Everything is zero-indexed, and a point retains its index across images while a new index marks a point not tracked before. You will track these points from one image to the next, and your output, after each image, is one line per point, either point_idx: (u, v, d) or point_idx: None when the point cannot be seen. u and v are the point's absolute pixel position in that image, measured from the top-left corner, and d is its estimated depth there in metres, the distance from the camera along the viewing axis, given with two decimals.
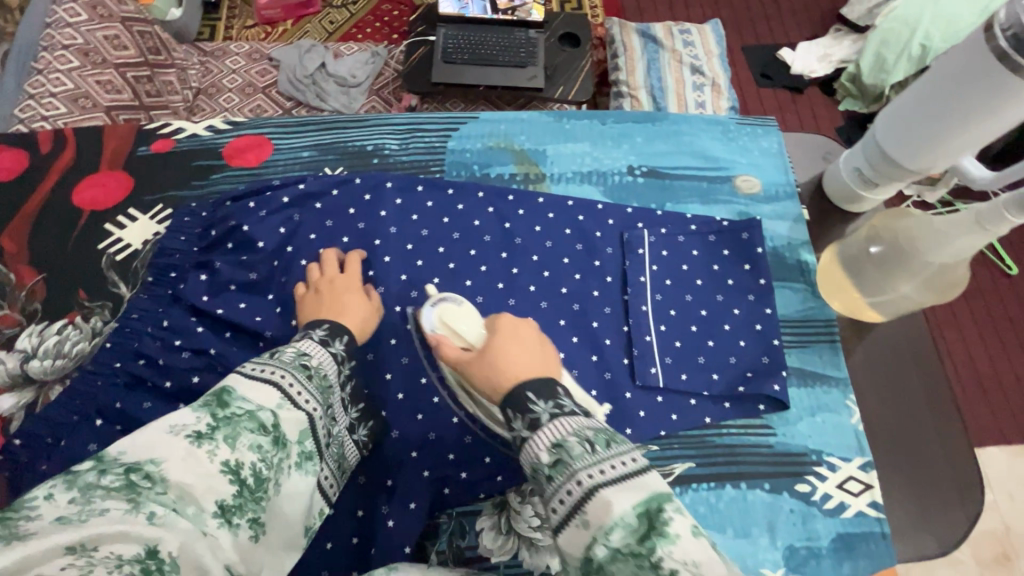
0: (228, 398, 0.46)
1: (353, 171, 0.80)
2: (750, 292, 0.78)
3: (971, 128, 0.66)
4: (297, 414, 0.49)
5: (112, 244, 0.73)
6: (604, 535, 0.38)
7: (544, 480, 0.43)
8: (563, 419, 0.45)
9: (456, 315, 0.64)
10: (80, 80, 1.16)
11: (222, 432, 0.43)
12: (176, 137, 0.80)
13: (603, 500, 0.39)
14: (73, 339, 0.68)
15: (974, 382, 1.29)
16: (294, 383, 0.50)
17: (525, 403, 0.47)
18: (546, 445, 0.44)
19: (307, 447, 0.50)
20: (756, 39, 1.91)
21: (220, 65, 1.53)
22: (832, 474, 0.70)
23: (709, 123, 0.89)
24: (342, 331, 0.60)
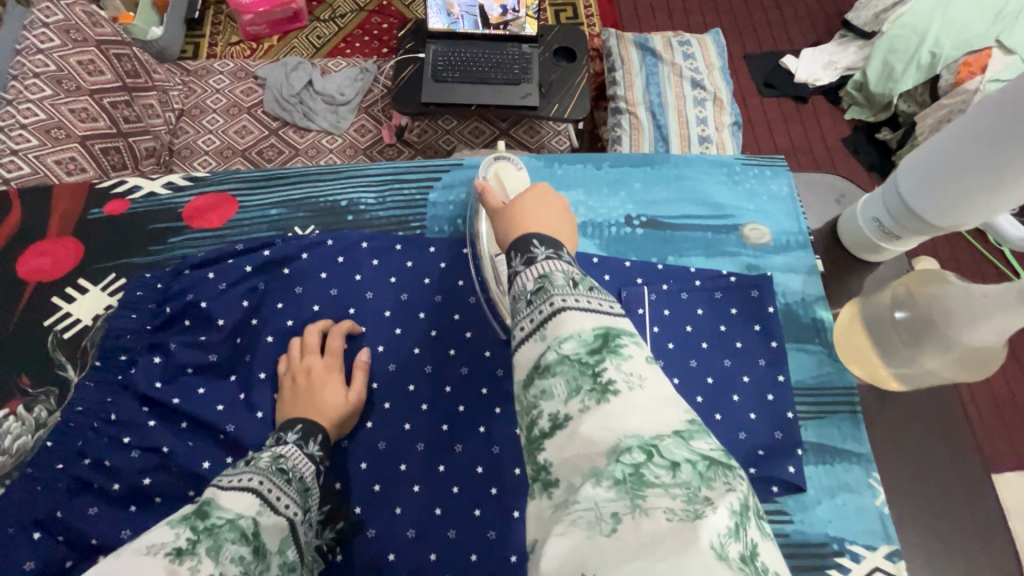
0: (207, 510, 0.42)
1: (324, 230, 0.73)
2: (761, 357, 0.71)
3: (1008, 186, 0.59)
4: (280, 520, 0.46)
5: (59, 320, 0.67)
6: (558, 344, 0.38)
7: (521, 305, 0.42)
8: (558, 261, 0.44)
9: (509, 176, 0.71)
10: (52, 109, 1.05)
11: (204, 544, 0.39)
12: (132, 197, 0.73)
13: (563, 317, 0.39)
14: (13, 433, 0.61)
15: (988, 404, 1.21)
16: (273, 487, 0.48)
17: (527, 247, 0.46)
18: (533, 277, 0.43)
19: (287, 556, 0.46)
20: (759, 46, 1.83)
21: (204, 85, 1.48)
22: (855, 565, 0.63)
23: (713, 166, 0.82)
24: (316, 430, 0.57)
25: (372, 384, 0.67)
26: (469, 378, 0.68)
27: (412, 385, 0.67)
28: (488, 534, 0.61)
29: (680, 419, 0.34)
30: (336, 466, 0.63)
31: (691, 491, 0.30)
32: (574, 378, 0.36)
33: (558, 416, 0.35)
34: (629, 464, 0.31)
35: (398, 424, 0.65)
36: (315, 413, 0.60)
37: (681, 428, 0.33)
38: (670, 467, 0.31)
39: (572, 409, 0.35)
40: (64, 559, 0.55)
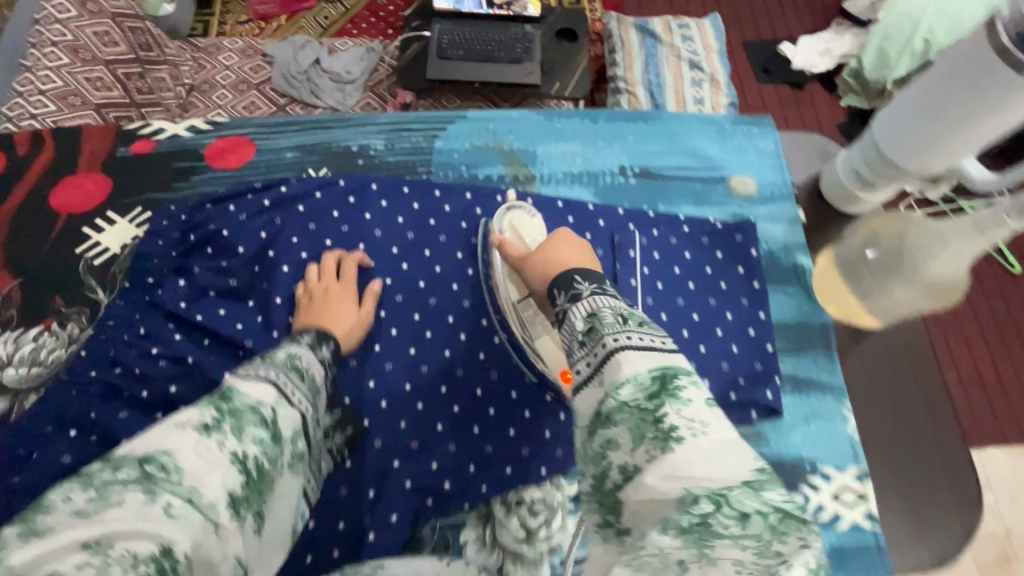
0: (229, 395, 0.44)
1: (336, 173, 0.78)
2: (745, 296, 0.76)
3: (973, 125, 0.64)
4: (295, 413, 0.47)
5: (90, 248, 0.72)
6: (615, 389, 0.40)
7: (576, 346, 0.45)
8: (602, 297, 0.48)
9: (524, 225, 0.72)
10: (70, 77, 1.14)
11: (228, 423, 0.42)
12: (156, 138, 0.78)
13: (617, 359, 0.41)
14: (49, 347, 0.66)
15: (975, 384, 1.27)
16: (289, 383, 0.49)
17: (571, 283, 0.51)
18: (583, 315, 0.47)
19: (301, 448, 0.48)
20: (758, 33, 1.88)
21: (214, 61, 1.50)
22: (827, 484, 0.68)
23: (703, 123, 0.87)
24: (326, 337, 0.59)
25: (380, 313, 0.72)
26: (470, 310, 0.73)
27: (418, 315, 0.72)
28: (485, 448, 0.67)
29: (748, 467, 0.36)
30: (345, 383, 0.68)
31: (762, 545, 0.33)
32: (636, 427, 0.38)
33: (626, 468, 0.37)
34: (697, 515, 0.34)
35: (404, 349, 0.70)
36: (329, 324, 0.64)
37: (749, 477, 0.35)
38: (740, 518, 0.33)
39: (638, 459, 0.37)
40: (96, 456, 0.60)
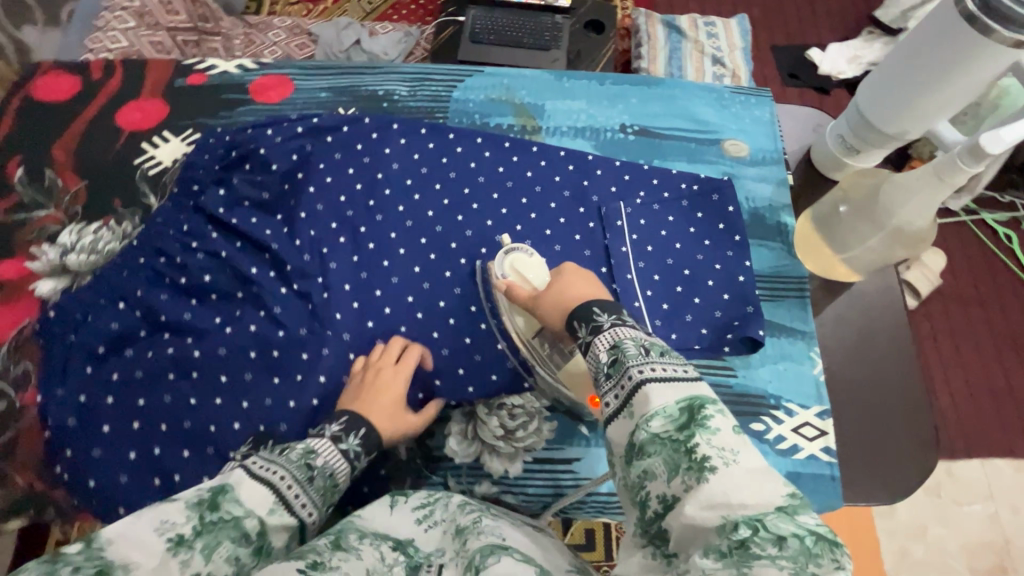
0: (221, 497, 0.46)
1: (363, 112, 0.87)
2: (729, 248, 0.80)
3: (944, 81, 0.68)
4: (291, 520, 0.49)
5: (146, 161, 0.82)
6: (646, 422, 0.44)
7: (602, 379, 0.50)
8: (623, 329, 0.51)
9: (526, 265, 0.69)
10: (134, 39, 1.29)
11: (203, 539, 0.44)
12: (209, 73, 0.88)
13: (645, 393, 0.45)
14: (106, 238, 0.76)
15: (985, 392, 1.27)
16: (293, 484, 0.50)
17: (590, 315, 0.54)
18: (607, 346, 0.51)
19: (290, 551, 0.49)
20: (787, 38, 1.92)
21: (263, 39, 1.54)
22: (788, 418, 0.73)
23: (703, 91, 0.93)
24: (358, 424, 0.60)
25: (391, 234, 0.79)
26: (473, 239, 0.80)
27: (425, 239, 0.79)
28: (474, 356, 0.72)
29: (781, 494, 0.40)
30: (355, 290, 0.75)
31: (798, 565, 0.36)
32: (671, 458, 0.42)
33: (664, 497, 0.42)
34: (737, 540, 0.38)
35: (410, 267, 0.77)
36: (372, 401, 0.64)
37: (783, 503, 0.39)
38: (777, 541, 0.37)
39: (676, 489, 0.42)
40: (139, 328, 0.70)
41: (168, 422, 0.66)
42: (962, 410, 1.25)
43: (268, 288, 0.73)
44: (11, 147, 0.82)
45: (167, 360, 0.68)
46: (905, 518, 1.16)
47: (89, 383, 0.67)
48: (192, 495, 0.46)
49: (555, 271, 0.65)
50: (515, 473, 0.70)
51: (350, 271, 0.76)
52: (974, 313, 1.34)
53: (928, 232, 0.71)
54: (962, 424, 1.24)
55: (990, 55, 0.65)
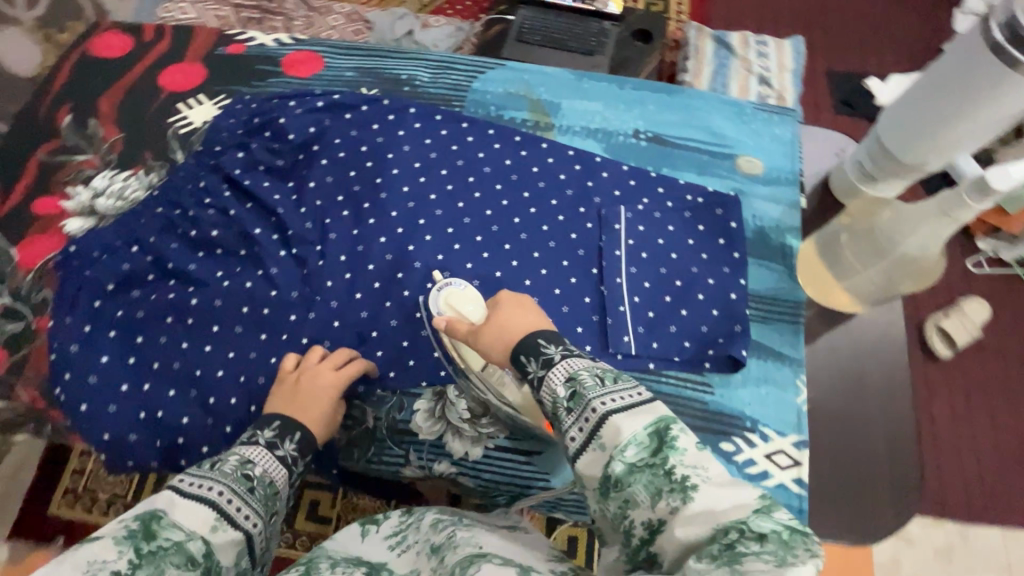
0: (156, 527, 0.48)
1: (384, 93, 0.90)
2: (725, 265, 0.79)
3: (971, 110, 0.66)
4: (237, 535, 0.52)
5: (179, 120, 0.88)
6: (620, 453, 0.46)
7: (563, 413, 0.51)
8: (574, 360, 0.53)
9: (460, 299, 0.69)
10: (202, 12, 1.47)
11: (143, 570, 0.46)
12: (248, 44, 0.93)
13: (614, 425, 0.47)
14: (133, 186, 0.82)
15: (1015, 456, 1.17)
16: (233, 500, 0.53)
17: (538, 348, 0.55)
18: (563, 379, 0.52)
19: (243, 564, 0.53)
20: (846, 65, 1.85)
21: (322, 21, 1.61)
22: (762, 443, 0.71)
23: (725, 104, 0.92)
24: (292, 430, 0.62)
25: (391, 212, 0.81)
26: (469, 226, 0.82)
27: (423, 220, 0.81)
28: None
29: (754, 497, 0.42)
30: (350, 262, 0.78)
31: (780, 556, 0.38)
32: (651, 483, 0.45)
33: (652, 522, 0.44)
34: (726, 542, 0.40)
35: (405, 245, 0.79)
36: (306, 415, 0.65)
37: (758, 504, 0.42)
38: (759, 538, 0.40)
39: (661, 512, 0.44)
40: (148, 272, 0.75)
41: (160, 362, 0.71)
42: (988, 471, 1.16)
43: (269, 250, 0.77)
44: (64, 95, 0.89)
45: (168, 304, 0.73)
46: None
47: (96, 316, 0.73)
48: (122, 530, 0.48)
49: (493, 302, 0.64)
50: (475, 457, 0.71)
51: (347, 243, 0.79)
52: (1014, 371, 1.25)
53: (934, 268, 0.71)
54: (985, 487, 1.15)
55: (1020, 87, 0.63)
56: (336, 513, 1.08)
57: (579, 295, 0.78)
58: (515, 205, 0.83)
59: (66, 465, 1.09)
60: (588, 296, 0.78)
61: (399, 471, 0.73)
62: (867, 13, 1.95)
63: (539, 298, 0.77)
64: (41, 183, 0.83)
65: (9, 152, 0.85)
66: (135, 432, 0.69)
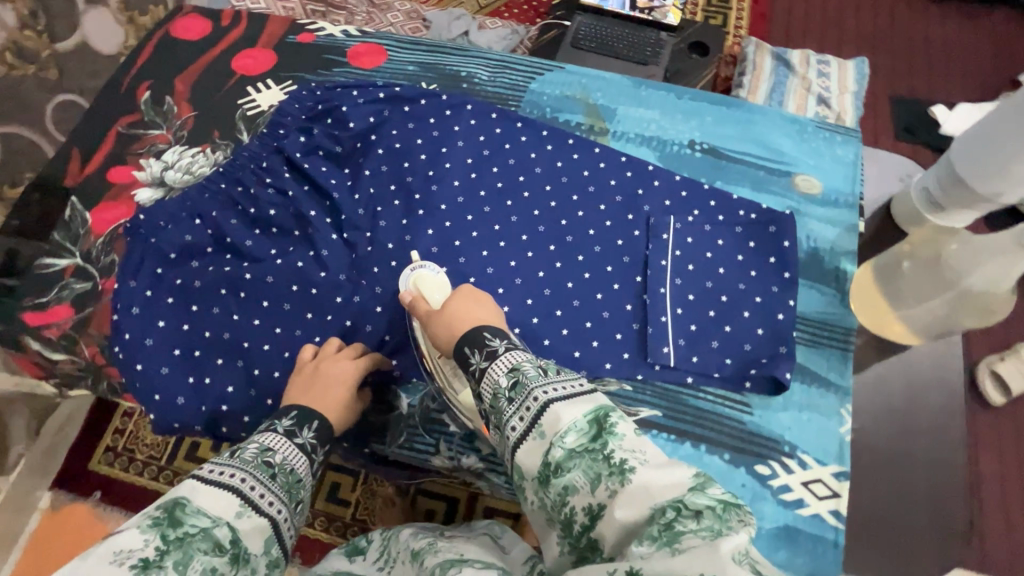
0: (181, 515, 0.47)
1: (442, 89, 0.92)
2: (774, 284, 0.77)
3: None
4: (262, 521, 0.51)
5: (248, 103, 0.91)
6: (559, 439, 0.48)
7: (505, 403, 0.53)
8: (517, 352, 0.56)
9: (427, 283, 0.70)
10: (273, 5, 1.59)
11: (172, 557, 0.45)
12: (317, 34, 0.97)
13: (553, 413, 0.49)
14: (201, 163, 0.87)
15: None
16: (256, 486, 0.53)
17: (482, 341, 0.58)
18: (505, 370, 0.55)
19: (273, 554, 0.52)
20: (910, 90, 1.78)
21: (382, 18, 1.68)
22: (800, 470, 0.69)
23: (786, 120, 0.90)
24: (310, 417, 0.63)
25: (441, 206, 0.83)
26: (515, 225, 0.82)
27: (471, 217, 0.82)
28: None
29: (689, 476, 0.44)
30: (397, 251, 0.79)
31: (715, 531, 0.40)
32: (591, 468, 0.46)
33: (591, 507, 0.45)
34: (664, 523, 0.41)
35: (451, 239, 0.81)
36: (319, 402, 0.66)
37: (693, 482, 0.43)
38: (696, 515, 0.41)
39: (600, 497, 0.45)
40: (207, 244, 0.78)
41: (212, 331, 0.74)
42: None
43: (321, 232, 0.79)
44: (144, 73, 0.94)
45: (223, 276, 0.76)
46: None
47: (157, 281, 0.76)
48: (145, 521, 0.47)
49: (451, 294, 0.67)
50: None
51: (396, 232, 0.80)
52: None
53: (1003, 305, 0.68)
54: None
55: None
56: (356, 497, 1.10)
57: (620, 302, 0.78)
58: (562, 208, 0.83)
59: (109, 423, 1.14)
60: (629, 304, 0.78)
61: (428, 460, 0.73)
62: (937, 38, 1.87)
63: (580, 302, 0.78)
64: (117, 153, 0.87)
65: (91, 123, 0.90)
66: (183, 396, 0.72)
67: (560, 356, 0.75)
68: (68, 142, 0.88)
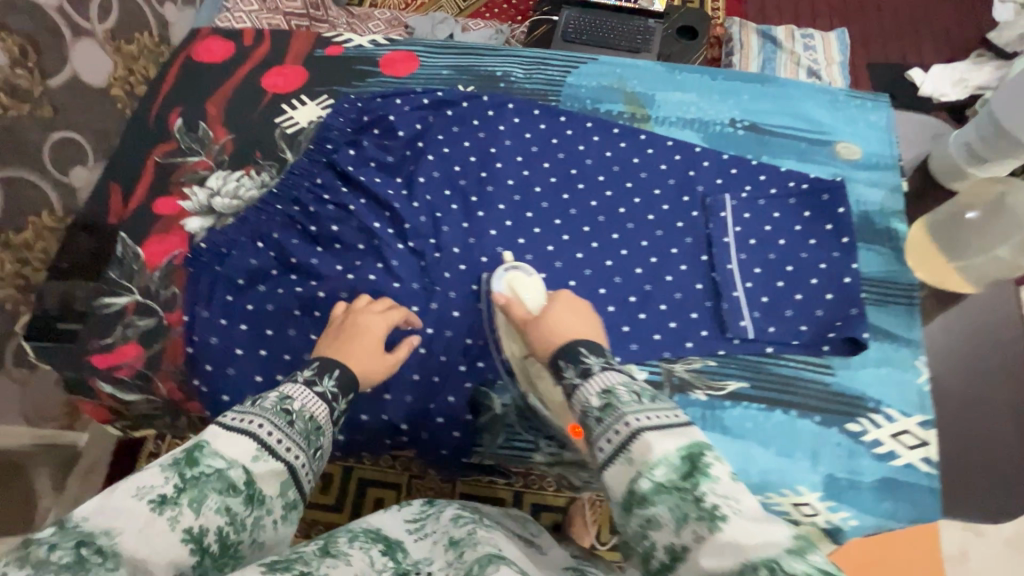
0: (199, 454, 0.45)
1: (481, 90, 0.92)
2: (835, 249, 0.79)
3: None
4: (278, 466, 0.48)
5: (286, 120, 0.90)
6: (648, 471, 0.44)
7: (593, 422, 0.49)
8: (612, 373, 0.52)
9: (522, 285, 0.71)
10: None
11: (188, 494, 0.43)
12: (346, 45, 0.96)
13: (645, 441, 0.45)
14: (247, 186, 0.85)
15: None
16: (273, 431, 0.49)
17: (579, 355, 0.55)
18: (597, 390, 0.51)
19: (289, 497, 0.49)
20: (885, 57, 1.85)
21: (363, 27, 1.66)
22: (887, 424, 0.71)
23: (818, 92, 0.93)
24: (331, 366, 0.59)
25: (499, 205, 0.83)
26: (575, 218, 0.83)
27: (530, 213, 0.83)
28: None
29: (786, 535, 0.40)
30: (464, 254, 0.79)
31: None
32: (679, 507, 0.42)
33: (671, 547, 0.42)
34: None
35: (515, 237, 0.81)
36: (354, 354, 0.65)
37: (790, 543, 0.39)
38: None
39: (685, 538, 0.41)
40: (272, 267, 0.77)
41: (291, 353, 0.73)
42: None
43: (387, 242, 0.79)
44: (172, 99, 0.92)
45: (296, 297, 0.75)
46: (979, 568, 1.07)
47: (229, 309, 0.75)
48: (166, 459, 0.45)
49: (549, 298, 0.67)
50: None
51: (459, 235, 0.80)
52: None
53: None
54: None
55: None
56: None
57: (691, 280, 0.79)
58: (618, 196, 0.84)
59: (136, 463, 1.11)
60: (699, 283, 0.79)
61: (528, 457, 0.74)
62: (905, 4, 1.95)
63: (652, 286, 0.79)
64: (159, 184, 0.85)
65: (126, 155, 0.87)
66: None
67: (641, 341, 0.76)
68: (106, 177, 0.86)
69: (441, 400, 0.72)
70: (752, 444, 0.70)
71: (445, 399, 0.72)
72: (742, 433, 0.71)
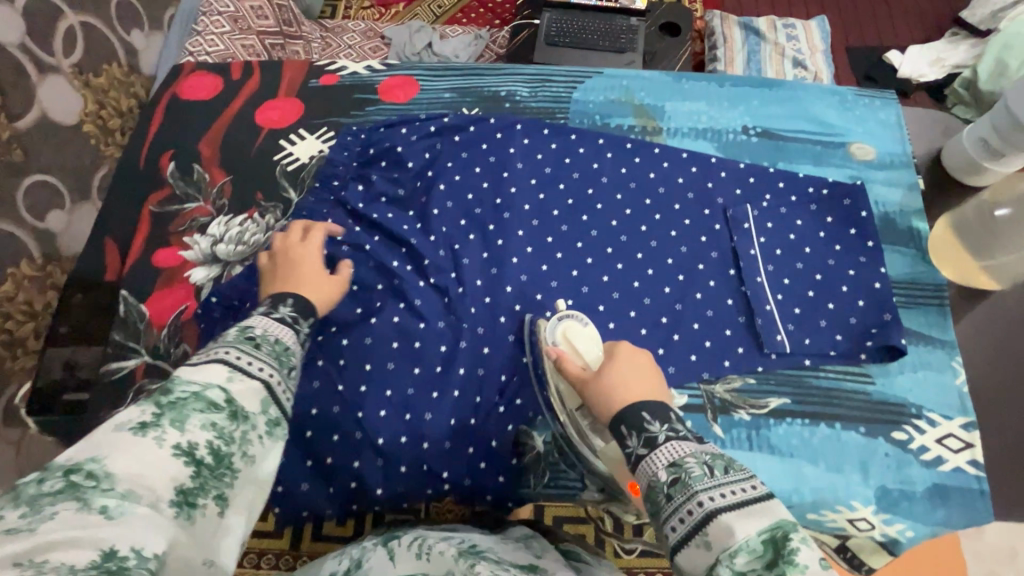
0: (172, 385, 0.41)
1: (487, 112, 0.89)
2: (861, 253, 0.79)
3: None
4: (255, 384, 0.44)
5: (285, 157, 0.86)
6: (728, 558, 0.38)
7: (662, 499, 0.43)
8: (682, 442, 0.46)
9: (579, 338, 0.67)
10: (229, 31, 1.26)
11: (169, 416, 0.38)
12: (340, 74, 0.92)
13: (723, 525, 0.39)
14: (252, 231, 0.80)
15: None
16: (242, 354, 0.45)
17: (642, 423, 0.48)
18: (665, 463, 0.45)
19: (273, 414, 0.44)
20: (863, 39, 1.84)
21: (338, 41, 1.60)
22: (931, 429, 0.71)
23: (826, 92, 0.92)
24: (283, 297, 0.57)
25: (518, 232, 0.80)
26: (597, 239, 0.81)
27: (550, 237, 0.80)
28: None
29: None
30: (487, 285, 0.76)
31: None
32: None
33: None
34: None
35: (538, 264, 0.78)
36: (297, 279, 0.65)
37: None
38: None
39: None
40: None
41: (318, 407, 0.70)
42: None
43: (408, 281, 0.76)
44: (162, 143, 0.87)
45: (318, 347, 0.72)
46: (996, 542, 1.08)
47: None
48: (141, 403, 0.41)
49: (607, 350, 0.61)
50: None
51: (480, 267, 0.77)
52: None
53: None
54: None
55: None
56: None
57: (722, 294, 0.78)
58: (638, 213, 0.82)
59: None
60: (730, 298, 0.78)
61: (576, 495, 0.71)
62: None
63: (682, 304, 0.77)
64: (158, 235, 0.81)
65: (118, 207, 0.82)
66: (307, 482, 0.70)
67: (678, 363, 0.74)
68: (98, 233, 0.81)
69: (480, 443, 0.70)
70: (799, 462, 0.69)
71: (487, 443, 0.70)
72: (790, 451, 0.70)
